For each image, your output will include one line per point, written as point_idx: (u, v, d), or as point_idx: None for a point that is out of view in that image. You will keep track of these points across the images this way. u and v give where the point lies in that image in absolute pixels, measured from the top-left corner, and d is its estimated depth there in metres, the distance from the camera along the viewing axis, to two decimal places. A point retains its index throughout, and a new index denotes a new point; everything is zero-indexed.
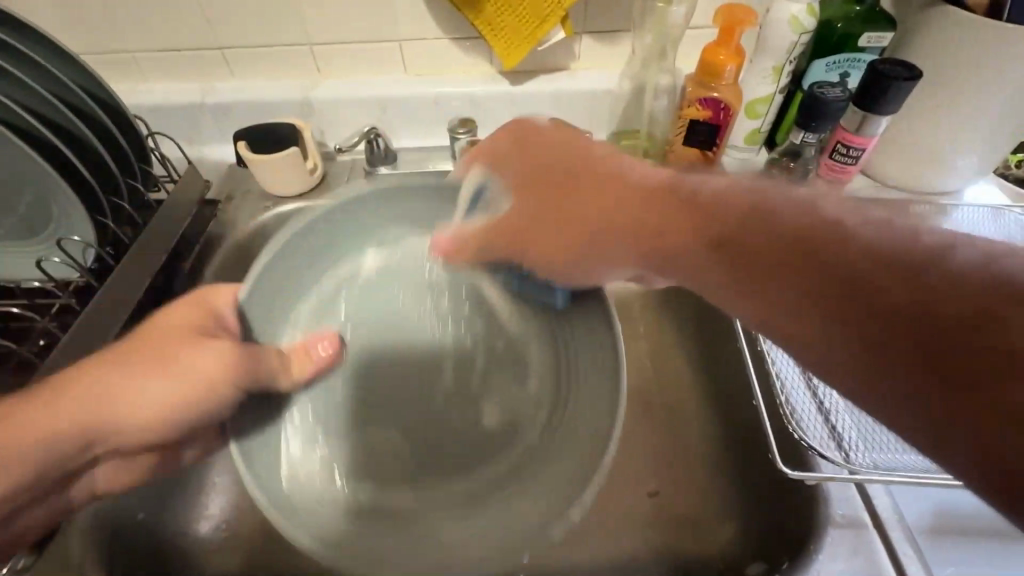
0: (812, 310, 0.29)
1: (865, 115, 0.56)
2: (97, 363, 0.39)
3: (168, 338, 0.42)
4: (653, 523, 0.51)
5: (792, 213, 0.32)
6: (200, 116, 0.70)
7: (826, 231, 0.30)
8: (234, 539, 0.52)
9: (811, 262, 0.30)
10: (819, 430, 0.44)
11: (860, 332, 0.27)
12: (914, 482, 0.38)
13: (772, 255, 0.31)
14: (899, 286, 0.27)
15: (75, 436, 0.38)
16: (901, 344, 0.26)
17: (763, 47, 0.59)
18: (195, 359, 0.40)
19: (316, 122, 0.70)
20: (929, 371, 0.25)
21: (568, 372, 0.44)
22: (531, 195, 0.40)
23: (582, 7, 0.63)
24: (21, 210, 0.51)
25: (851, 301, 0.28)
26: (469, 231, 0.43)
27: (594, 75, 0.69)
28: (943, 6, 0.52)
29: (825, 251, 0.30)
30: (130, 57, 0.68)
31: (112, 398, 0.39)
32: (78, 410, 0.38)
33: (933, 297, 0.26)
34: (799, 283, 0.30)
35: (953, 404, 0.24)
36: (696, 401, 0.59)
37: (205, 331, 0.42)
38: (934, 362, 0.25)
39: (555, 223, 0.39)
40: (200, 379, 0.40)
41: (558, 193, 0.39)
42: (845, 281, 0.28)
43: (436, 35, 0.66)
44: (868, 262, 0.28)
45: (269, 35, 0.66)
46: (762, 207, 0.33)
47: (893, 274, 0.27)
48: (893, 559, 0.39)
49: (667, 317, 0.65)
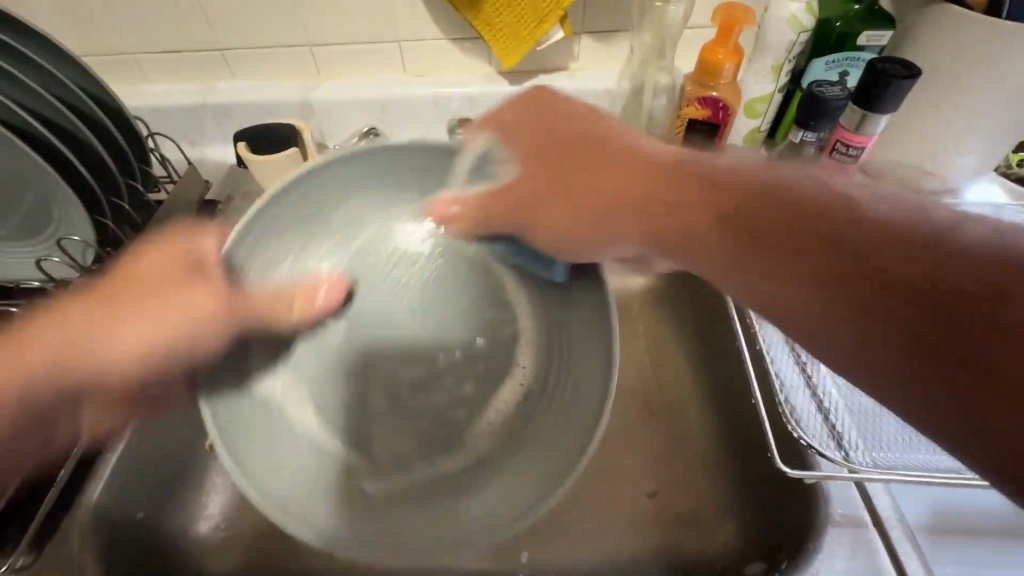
0: (817, 288, 0.30)
1: (865, 114, 0.55)
2: (77, 305, 0.38)
3: (149, 285, 0.40)
4: (653, 523, 0.51)
5: (813, 191, 0.32)
6: (200, 116, 0.70)
7: (840, 211, 0.30)
8: (234, 538, 0.52)
9: (824, 242, 0.30)
10: (819, 429, 0.44)
11: (869, 310, 0.28)
12: (915, 480, 0.37)
13: (791, 234, 0.31)
14: (907, 264, 0.27)
15: (50, 375, 0.37)
16: (905, 322, 0.27)
17: (763, 46, 0.58)
18: (182, 302, 0.39)
19: (316, 123, 0.71)
20: (926, 352, 0.26)
21: (561, 358, 0.46)
22: (553, 173, 0.40)
23: (581, 7, 0.63)
24: (22, 210, 0.51)
25: (863, 281, 0.28)
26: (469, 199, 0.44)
27: (594, 75, 0.69)
28: (942, 4, 0.52)
29: (841, 229, 0.30)
30: (131, 59, 0.68)
31: (90, 333, 0.38)
32: (52, 352, 0.37)
33: (942, 274, 0.26)
34: (806, 262, 0.30)
35: (949, 383, 0.25)
36: (696, 400, 0.59)
37: (185, 275, 0.40)
38: (933, 344, 0.26)
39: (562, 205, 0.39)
40: (186, 322, 0.39)
41: (563, 167, 0.40)
42: (860, 262, 0.29)
43: (435, 35, 0.66)
44: (883, 243, 0.28)
45: (270, 37, 0.66)
46: (779, 184, 0.33)
47: (903, 253, 0.28)
48: (894, 559, 0.39)
49: (666, 316, 0.65)
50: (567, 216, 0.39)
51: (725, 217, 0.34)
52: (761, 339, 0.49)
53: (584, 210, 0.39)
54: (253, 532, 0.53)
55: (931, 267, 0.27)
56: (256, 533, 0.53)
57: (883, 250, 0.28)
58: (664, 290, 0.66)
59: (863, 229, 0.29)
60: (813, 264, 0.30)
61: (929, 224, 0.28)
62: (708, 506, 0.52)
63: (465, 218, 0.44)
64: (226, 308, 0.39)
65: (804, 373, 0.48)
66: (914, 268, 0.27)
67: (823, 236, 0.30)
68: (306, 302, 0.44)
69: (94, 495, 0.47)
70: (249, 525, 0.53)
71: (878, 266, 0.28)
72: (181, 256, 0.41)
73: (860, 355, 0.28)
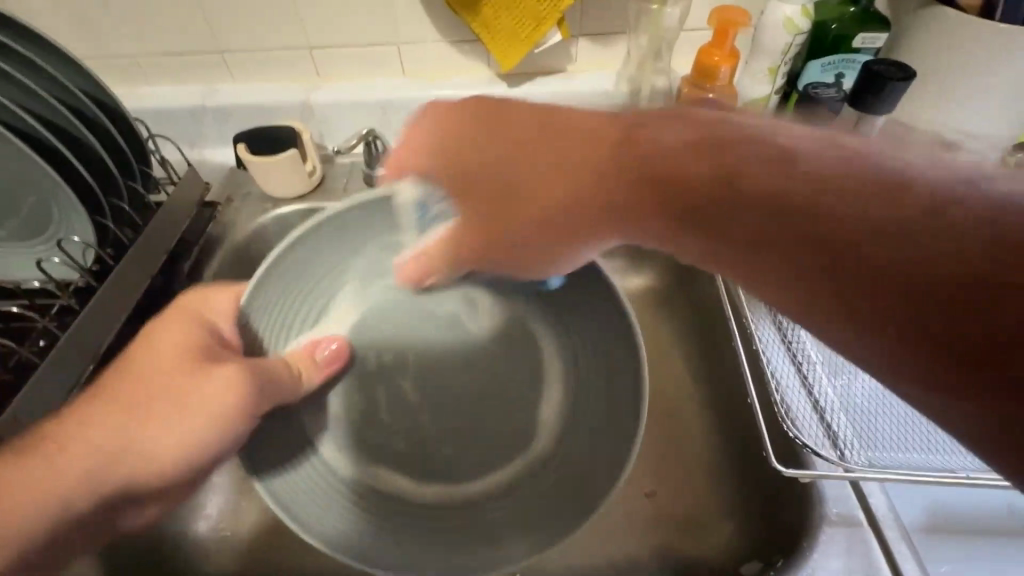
0: (802, 279, 0.25)
1: (860, 115, 0.56)
2: (87, 416, 0.37)
3: (163, 372, 0.39)
4: (649, 522, 0.51)
5: (759, 163, 0.26)
6: (200, 118, 0.70)
7: (800, 185, 0.25)
8: (233, 538, 0.53)
9: (793, 221, 0.25)
10: (814, 429, 0.44)
11: (855, 304, 0.23)
12: (909, 479, 0.38)
13: (762, 204, 0.26)
14: (897, 244, 0.22)
15: (86, 491, 0.36)
16: (899, 308, 0.22)
17: (759, 48, 0.59)
18: (206, 384, 0.39)
19: (316, 125, 0.71)
20: (923, 336, 0.22)
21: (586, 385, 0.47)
22: (495, 170, 0.34)
23: (579, 9, 0.64)
24: (24, 211, 0.51)
25: (840, 266, 0.23)
26: (430, 250, 0.40)
27: (592, 77, 0.69)
28: (936, 6, 0.53)
29: (819, 195, 0.24)
30: (132, 61, 0.69)
31: (123, 437, 0.37)
32: (82, 466, 0.36)
33: (941, 257, 0.21)
34: (781, 245, 0.25)
35: (958, 372, 0.21)
36: (693, 401, 0.59)
37: (204, 356, 0.40)
38: (928, 329, 0.22)
39: (508, 221, 0.34)
40: (219, 406, 0.38)
41: (489, 180, 0.34)
42: (830, 245, 0.24)
43: (433, 38, 0.67)
44: (852, 224, 0.23)
45: (270, 39, 0.67)
46: (726, 150, 0.28)
47: (898, 228, 0.22)
48: (888, 557, 0.39)
49: (664, 318, 0.66)
50: (527, 225, 0.34)
51: (674, 197, 0.29)
52: (757, 340, 0.50)
53: (528, 210, 0.33)
54: (255, 531, 0.53)
55: (921, 232, 0.22)
56: (256, 532, 0.53)
57: (865, 214, 0.23)
58: (659, 292, 0.67)
59: (846, 204, 0.24)
60: (786, 237, 0.25)
61: (920, 187, 0.23)
62: (706, 506, 0.52)
63: (437, 254, 0.39)
64: (242, 389, 0.38)
65: (800, 373, 0.48)
66: (901, 230, 0.22)
67: (794, 205, 0.25)
68: (308, 359, 0.44)
69: None
70: (249, 524, 0.54)
71: (861, 239, 0.23)
72: (188, 337, 0.40)
73: (853, 345, 0.24)
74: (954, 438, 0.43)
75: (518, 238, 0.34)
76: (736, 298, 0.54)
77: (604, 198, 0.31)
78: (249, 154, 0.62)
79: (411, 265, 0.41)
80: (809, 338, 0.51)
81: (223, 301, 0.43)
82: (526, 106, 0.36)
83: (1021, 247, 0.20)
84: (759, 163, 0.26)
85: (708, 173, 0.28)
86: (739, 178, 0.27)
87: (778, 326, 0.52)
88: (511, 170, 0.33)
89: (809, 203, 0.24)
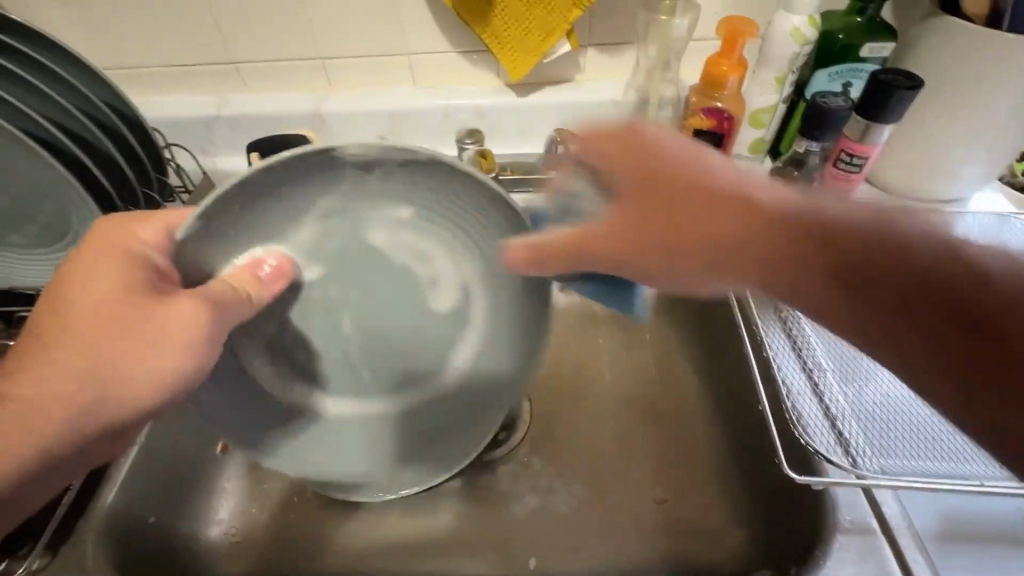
0: (869, 311, 0.29)
1: (868, 124, 0.57)
2: (33, 369, 0.36)
3: (109, 310, 0.37)
4: (660, 529, 0.52)
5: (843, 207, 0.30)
6: (214, 127, 0.71)
7: (867, 227, 0.29)
8: (245, 542, 0.53)
9: (836, 249, 0.29)
10: (825, 436, 0.44)
11: (882, 324, 0.28)
12: (922, 486, 0.38)
13: (852, 238, 0.29)
14: (935, 303, 0.27)
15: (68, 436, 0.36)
16: (935, 318, 0.27)
17: (765, 58, 0.59)
18: (164, 312, 0.38)
19: (327, 134, 0.72)
20: (957, 373, 0.27)
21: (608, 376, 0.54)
22: (659, 159, 0.34)
23: (586, 20, 0.65)
24: (43, 218, 0.52)
25: (884, 288, 0.28)
26: (555, 238, 0.38)
27: (599, 86, 0.70)
28: (942, 16, 0.53)
29: (858, 238, 0.29)
30: (147, 72, 0.70)
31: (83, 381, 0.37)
32: (56, 416, 0.36)
33: (977, 297, 0.26)
34: (867, 287, 0.29)
35: (983, 405, 0.27)
36: (702, 408, 0.59)
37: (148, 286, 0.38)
38: (963, 365, 0.27)
39: (665, 246, 0.34)
40: (182, 329, 0.38)
41: (650, 200, 0.34)
42: (895, 274, 0.28)
43: (444, 48, 0.68)
44: (894, 267, 0.28)
45: (282, 50, 0.68)
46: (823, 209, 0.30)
47: (929, 297, 0.27)
48: (902, 565, 0.39)
49: (667, 326, 0.66)
50: (669, 259, 0.34)
51: (734, 235, 0.31)
52: (767, 346, 0.50)
53: (647, 235, 0.34)
54: (267, 534, 0.54)
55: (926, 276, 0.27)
56: (268, 537, 0.53)
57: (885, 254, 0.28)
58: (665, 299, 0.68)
59: (908, 250, 0.28)
60: (795, 262, 0.30)
61: (960, 245, 0.28)
62: (716, 511, 0.52)
63: (563, 253, 0.38)
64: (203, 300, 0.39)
65: (811, 379, 0.48)
66: (931, 268, 0.28)
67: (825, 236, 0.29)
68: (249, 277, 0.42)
69: (110, 498, 0.46)
70: (261, 529, 0.54)
71: (878, 269, 0.28)
72: (129, 273, 0.38)
73: (924, 375, 0.28)
74: (967, 445, 0.43)
75: (672, 271, 0.34)
76: (746, 305, 0.54)
77: (676, 242, 0.33)
78: (261, 163, 0.63)
79: (524, 248, 0.39)
80: (819, 344, 0.51)
81: (146, 229, 0.40)
82: (661, 137, 0.35)
83: (996, 328, 0.26)
84: (806, 205, 0.30)
85: (768, 228, 0.31)
86: (802, 214, 0.30)
87: (788, 333, 0.52)
88: (670, 200, 0.33)
89: (820, 243, 0.29)
